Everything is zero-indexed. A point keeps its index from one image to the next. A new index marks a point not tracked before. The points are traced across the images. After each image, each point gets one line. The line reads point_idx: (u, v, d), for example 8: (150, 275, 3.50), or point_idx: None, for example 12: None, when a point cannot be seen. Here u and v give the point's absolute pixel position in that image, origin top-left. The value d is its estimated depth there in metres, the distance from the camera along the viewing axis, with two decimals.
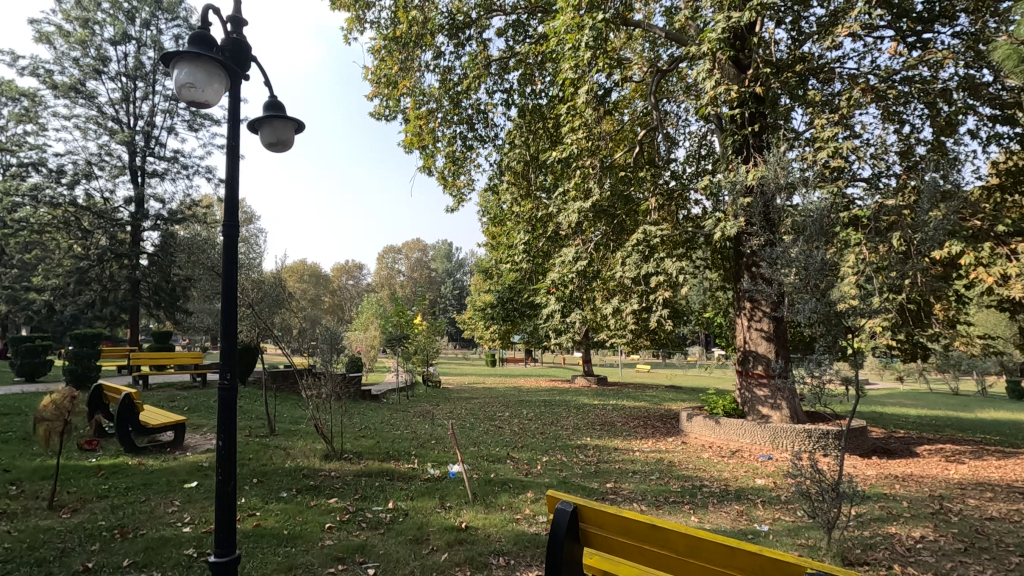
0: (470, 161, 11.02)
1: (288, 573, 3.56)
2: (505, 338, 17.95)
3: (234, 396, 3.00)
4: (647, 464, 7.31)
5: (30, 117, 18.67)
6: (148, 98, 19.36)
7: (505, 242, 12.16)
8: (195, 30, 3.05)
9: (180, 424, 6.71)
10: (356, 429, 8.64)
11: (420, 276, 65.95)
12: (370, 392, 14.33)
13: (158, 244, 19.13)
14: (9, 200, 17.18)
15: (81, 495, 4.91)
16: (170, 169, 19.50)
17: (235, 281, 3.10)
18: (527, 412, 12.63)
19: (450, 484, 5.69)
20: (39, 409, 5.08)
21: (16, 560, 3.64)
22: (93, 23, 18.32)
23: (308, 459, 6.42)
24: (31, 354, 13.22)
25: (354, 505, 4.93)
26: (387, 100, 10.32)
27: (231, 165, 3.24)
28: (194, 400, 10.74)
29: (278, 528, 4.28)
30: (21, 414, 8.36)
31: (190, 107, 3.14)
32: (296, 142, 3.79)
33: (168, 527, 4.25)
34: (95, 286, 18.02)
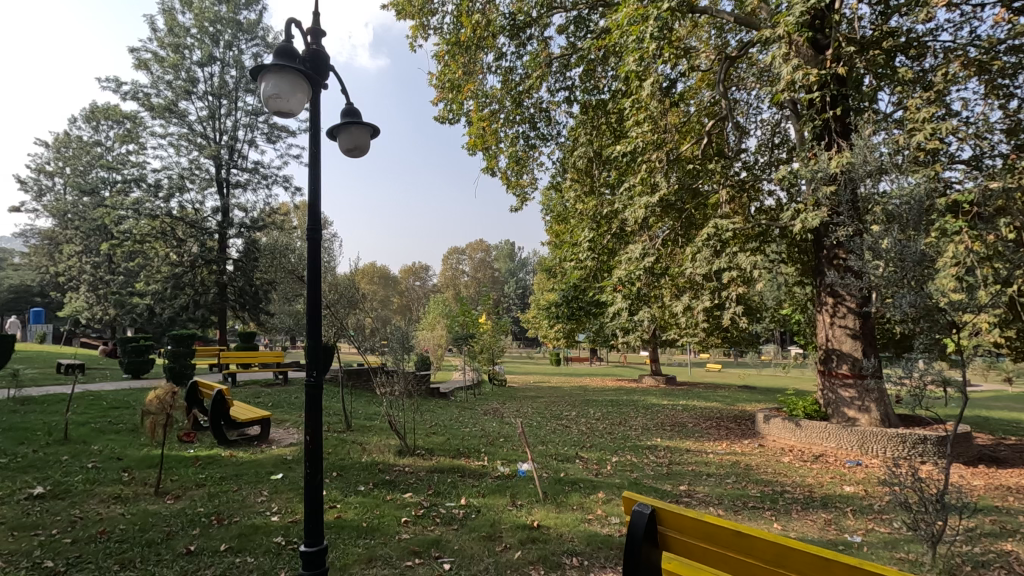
0: (533, 160, 11.01)
1: (369, 564, 3.69)
2: (570, 337, 17.79)
3: (320, 392, 3.13)
4: (723, 468, 7.01)
5: (132, 137, 20.46)
6: (232, 114, 20.73)
7: (569, 241, 12.06)
8: (279, 43, 3.21)
9: (266, 419, 7.13)
10: (427, 426, 8.86)
11: (483, 276, 66.82)
12: (439, 391, 14.64)
13: (242, 250, 20.46)
14: (116, 214, 18.95)
15: (182, 484, 5.32)
16: (252, 179, 20.79)
17: (318, 282, 3.23)
18: (595, 412, 12.47)
19: (520, 482, 5.71)
20: (146, 403, 5.56)
21: (130, 541, 3.99)
22: (183, 47, 19.87)
23: (383, 455, 6.65)
24: (137, 353, 14.52)
25: (428, 500, 5.06)
26: (451, 104, 10.50)
27: (312, 170, 3.38)
28: (277, 396, 11.39)
29: (358, 520, 4.45)
30: (129, 409, 9.16)
31: (275, 117, 3.31)
32: (372, 147, 3.89)
33: (259, 516, 4.53)
34: (188, 291, 19.49)
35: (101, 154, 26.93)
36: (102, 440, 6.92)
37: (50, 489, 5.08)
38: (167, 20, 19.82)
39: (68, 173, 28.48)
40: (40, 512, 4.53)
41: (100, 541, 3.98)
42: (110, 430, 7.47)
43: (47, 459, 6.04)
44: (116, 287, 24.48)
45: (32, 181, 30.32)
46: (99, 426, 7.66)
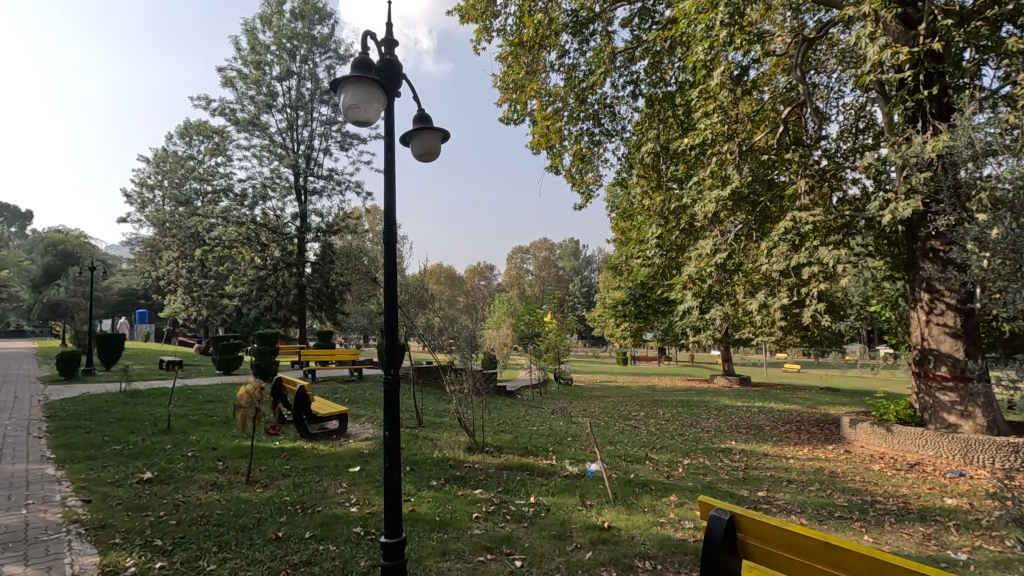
0: (598, 157, 10.87)
1: (443, 557, 3.79)
2: (637, 336, 17.42)
3: (397, 390, 3.24)
4: (805, 474, 6.63)
5: (220, 150, 22.04)
6: (308, 124, 21.87)
7: (636, 238, 11.82)
8: (356, 56, 3.36)
9: (343, 414, 7.48)
10: (495, 424, 8.99)
11: (547, 275, 66.78)
12: (506, 389, 14.78)
13: (319, 253, 21.55)
14: (208, 222, 20.49)
15: (270, 474, 5.68)
16: (327, 185, 21.85)
17: (394, 282, 3.35)
18: (664, 412, 12.17)
19: (589, 482, 5.67)
20: (237, 398, 5.99)
21: (226, 524, 4.32)
22: (264, 64, 21.17)
23: (453, 451, 6.80)
24: (227, 351, 15.61)
25: (499, 497, 5.12)
26: (515, 104, 10.55)
27: (388, 176, 3.50)
28: (353, 392, 11.92)
29: (431, 514, 4.58)
30: (221, 402, 9.89)
31: (353, 126, 3.45)
32: (443, 151, 3.97)
33: (339, 506, 4.78)
34: (271, 292, 20.79)
35: (194, 167, 29.23)
36: (199, 431, 7.52)
37: (157, 474, 5.59)
38: (250, 40, 21.21)
39: (166, 186, 31.13)
40: (149, 495, 5.00)
41: (201, 523, 4.34)
42: (207, 422, 8.10)
43: (153, 447, 6.65)
44: (208, 290, 26.50)
45: (136, 194, 33.37)
46: (197, 418, 8.34)
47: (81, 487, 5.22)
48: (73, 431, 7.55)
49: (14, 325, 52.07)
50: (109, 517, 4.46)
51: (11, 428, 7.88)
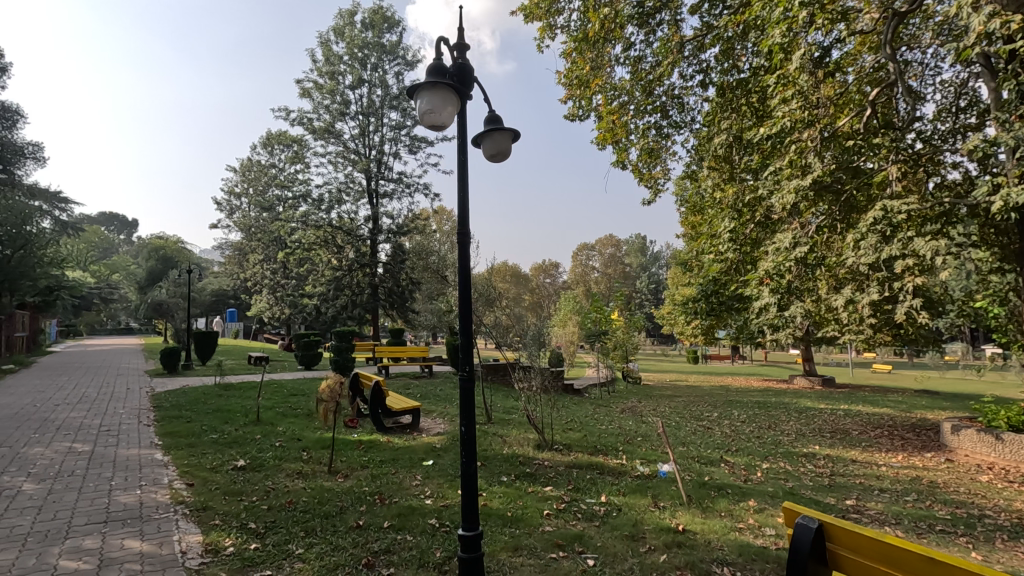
0: (666, 150, 10.57)
1: (515, 552, 3.83)
2: (709, 333, 16.81)
3: (473, 386, 3.31)
4: (899, 483, 6.16)
5: (299, 158, 23.32)
6: (379, 130, 22.71)
7: (707, 233, 11.41)
8: (430, 62, 3.47)
9: (416, 409, 7.72)
10: (564, 422, 8.96)
11: (613, 272, 65.70)
12: (573, 388, 14.70)
13: (390, 254, 22.35)
14: (289, 226, 21.74)
15: (350, 465, 5.97)
16: (397, 188, 22.60)
17: (468, 283, 3.41)
18: (740, 413, 11.67)
19: (662, 483, 5.55)
20: (319, 392, 6.35)
21: (312, 511, 4.59)
22: (338, 74, 22.18)
23: (523, 448, 6.87)
24: (308, 348, 16.49)
25: (569, 495, 5.12)
26: (580, 100, 10.46)
27: (461, 178, 3.59)
28: (425, 389, 12.27)
29: (503, 509, 4.64)
30: (303, 396, 10.47)
31: (429, 131, 3.55)
32: (513, 151, 3.99)
33: (414, 498, 4.95)
34: (347, 292, 21.80)
35: (276, 175, 31.10)
36: (285, 423, 8.02)
37: (248, 462, 6.01)
38: (324, 52, 22.30)
39: (251, 194, 33.36)
40: (243, 481, 5.38)
41: (289, 510, 4.63)
42: (291, 415, 8.63)
43: (245, 436, 7.15)
44: (290, 290, 28.14)
45: (226, 202, 35.99)
46: (282, 410, 8.89)
47: (185, 472, 5.70)
48: (177, 420, 8.28)
49: (125, 324, 57.63)
50: (209, 501, 4.85)
51: (125, 416, 8.75)
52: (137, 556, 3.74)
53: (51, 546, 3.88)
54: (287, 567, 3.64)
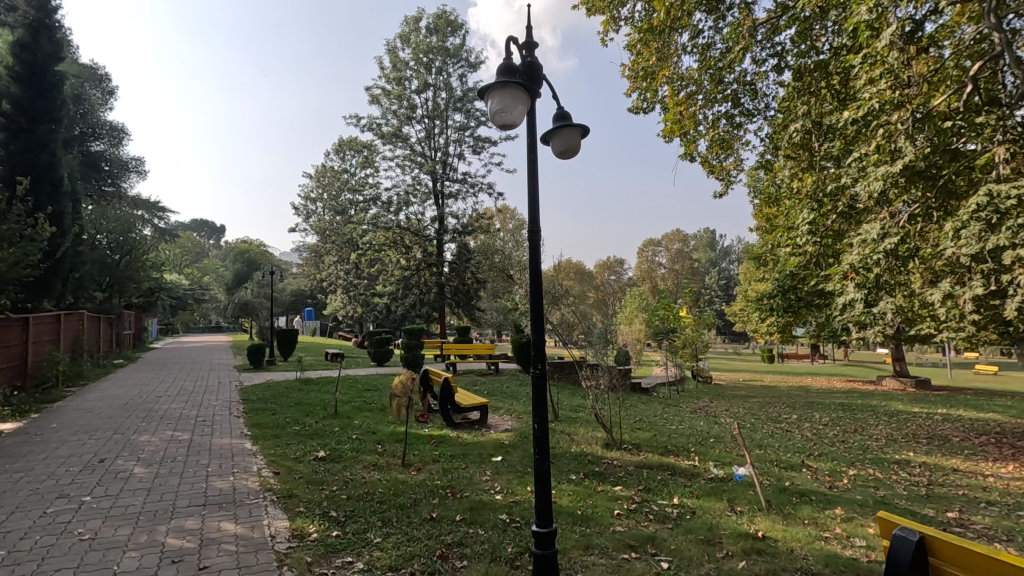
0: (738, 140, 10.13)
1: (586, 551, 3.81)
2: (786, 331, 15.98)
3: (545, 383, 3.32)
4: (1009, 496, 5.59)
5: (369, 162, 24.25)
6: (444, 132, 23.21)
7: (785, 225, 10.82)
8: (501, 62, 3.50)
9: (484, 406, 7.84)
10: (632, 421, 8.80)
11: (681, 268, 63.73)
12: (641, 386, 14.42)
13: (455, 253, 22.79)
14: (361, 228, 22.66)
15: (422, 458, 6.16)
16: (462, 188, 23.01)
17: (539, 281, 3.42)
18: (822, 416, 11.01)
19: (738, 487, 5.33)
20: (392, 387, 6.60)
21: (388, 502, 4.77)
22: (405, 79, 22.85)
23: (591, 446, 6.81)
24: (380, 345, 17.12)
25: (640, 496, 5.02)
26: (645, 92, 10.23)
27: (532, 176, 3.60)
28: (492, 386, 12.45)
29: (573, 507, 4.63)
30: (377, 391, 10.91)
31: (499, 130, 3.58)
32: (583, 147, 3.95)
33: (484, 493, 5.03)
34: (415, 291, 22.46)
35: (348, 179, 32.51)
36: (360, 416, 8.39)
37: (328, 453, 6.33)
38: (392, 59, 23.04)
39: (326, 198, 35.06)
40: (324, 471, 5.68)
41: (367, 499, 4.84)
42: (366, 409, 9.01)
43: (325, 429, 7.55)
44: (362, 289, 29.33)
45: (302, 207, 37.97)
46: (358, 405, 9.31)
47: (272, 461, 6.10)
48: (263, 412, 8.86)
49: (214, 321, 62.20)
50: (294, 488, 5.15)
51: (219, 408, 9.45)
52: (232, 537, 4.03)
53: (158, 524, 4.27)
54: (366, 554, 3.80)
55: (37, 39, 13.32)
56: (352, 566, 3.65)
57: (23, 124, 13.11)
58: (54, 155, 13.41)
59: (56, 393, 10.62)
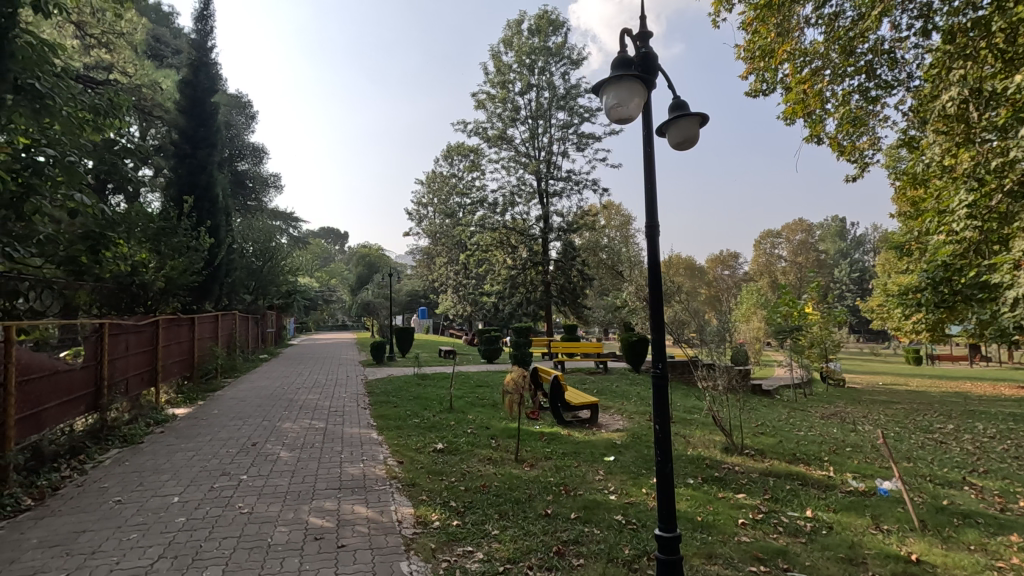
0: (874, 116, 9.07)
1: (709, 560, 3.64)
2: (938, 329, 14.06)
3: (666, 385, 3.22)
4: None
5: (476, 166, 25.03)
6: (548, 131, 23.33)
7: (935, 209, 9.53)
8: (615, 56, 3.44)
9: (595, 405, 7.79)
10: (754, 425, 8.25)
11: (806, 260, 58.54)
12: (761, 388, 13.49)
13: (561, 251, 22.84)
14: (469, 230, 23.43)
15: (534, 455, 6.25)
16: (567, 186, 22.98)
17: (658, 279, 3.33)
18: (986, 427, 9.56)
19: (883, 502, 4.79)
20: (505, 384, 6.79)
21: (504, 496, 4.89)
22: (508, 83, 23.28)
23: (709, 450, 6.50)
24: (490, 342, 17.55)
25: (766, 505, 4.69)
26: (763, 73, 9.54)
27: (648, 171, 3.50)
28: (601, 385, 12.30)
29: (691, 513, 4.44)
30: (488, 388, 11.24)
31: (614, 125, 3.54)
32: (702, 137, 3.77)
33: (598, 492, 4.99)
34: (522, 290, 22.80)
35: (456, 184, 33.82)
36: (474, 411, 8.71)
37: (445, 445, 6.64)
38: (496, 63, 23.58)
39: (436, 203, 36.74)
40: (443, 463, 5.96)
41: (484, 492, 5.01)
42: (479, 404, 9.33)
43: (441, 422, 7.92)
44: (471, 289, 30.38)
45: (415, 212, 40.11)
46: (470, 400, 9.68)
47: (396, 450, 6.52)
48: (386, 405, 9.49)
49: (340, 321, 67.69)
50: (417, 478, 5.46)
51: (348, 400, 10.27)
52: (364, 520, 4.37)
53: (303, 504, 4.75)
54: (485, 545, 3.93)
55: (197, 75, 15.27)
56: (472, 556, 3.79)
57: (187, 150, 15.12)
58: (211, 175, 15.45)
59: (216, 383, 12.19)
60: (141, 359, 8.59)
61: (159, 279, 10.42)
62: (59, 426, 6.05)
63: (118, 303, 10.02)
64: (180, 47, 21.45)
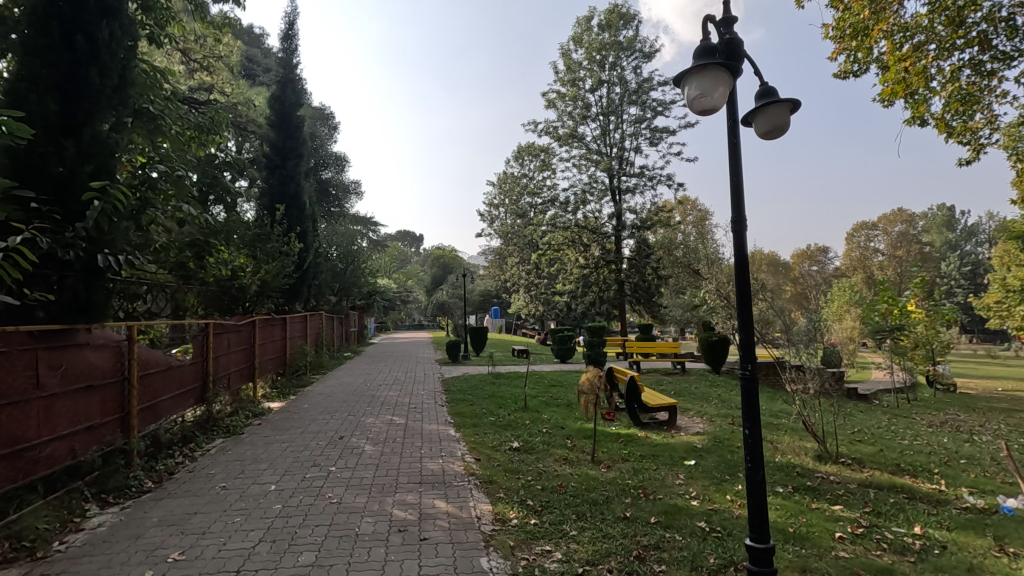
0: (990, 92, 8.14)
1: (803, 573, 3.42)
2: None
3: (756, 387, 3.07)
4: None
5: (547, 165, 25.03)
6: (619, 127, 22.91)
7: None
8: (697, 45, 3.31)
9: (674, 406, 7.55)
10: (850, 433, 7.69)
11: (906, 254, 53.78)
12: (857, 392, 12.54)
13: (634, 249, 22.40)
14: (540, 230, 23.43)
15: (611, 456, 6.15)
16: (640, 182, 22.46)
17: (745, 277, 3.19)
18: None
19: (1008, 523, 4.30)
20: (580, 384, 6.74)
21: (581, 496, 4.85)
22: (579, 80, 23.09)
23: (800, 457, 6.11)
24: (563, 342, 17.50)
25: (867, 519, 4.34)
26: (855, 53, 8.84)
27: (734, 163, 3.35)
28: (679, 386, 11.92)
29: (782, 523, 4.20)
30: (562, 387, 11.22)
31: (697, 116, 3.41)
32: (793, 124, 3.55)
33: (679, 497, 4.83)
34: (595, 289, 22.57)
35: (527, 184, 33.98)
36: (549, 411, 8.71)
37: (521, 444, 6.69)
38: (565, 62, 23.46)
39: (508, 204, 37.13)
40: (519, 461, 6.01)
41: (561, 492, 4.99)
42: (553, 404, 9.33)
43: (517, 421, 7.99)
44: (543, 289, 30.42)
45: (487, 213, 40.73)
46: (545, 399, 9.70)
47: (474, 447, 6.65)
48: (462, 403, 9.70)
49: (417, 321, 70.16)
50: (494, 475, 5.54)
51: (426, 397, 10.62)
52: (445, 514, 4.49)
53: (387, 496, 4.96)
54: (563, 546, 3.92)
55: (285, 90, 16.36)
56: (551, 555, 3.79)
57: (278, 161, 16.20)
58: (299, 184, 16.46)
59: (306, 379, 12.99)
60: (240, 357, 9.30)
61: (255, 282, 11.26)
62: (173, 416, 6.67)
63: (221, 305, 10.88)
64: (270, 66, 23.08)
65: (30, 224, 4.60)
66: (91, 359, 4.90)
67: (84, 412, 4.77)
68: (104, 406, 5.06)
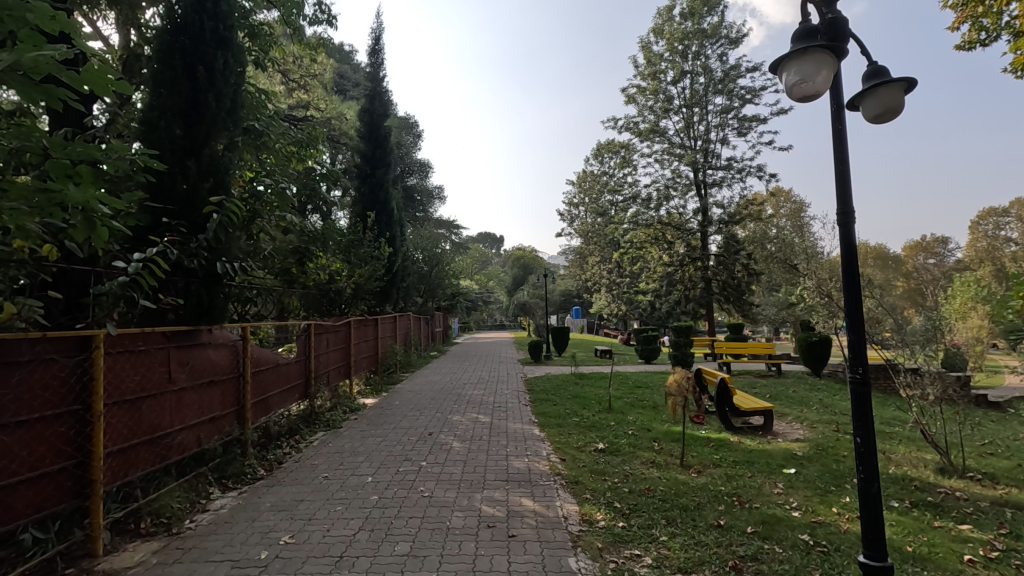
0: None
1: None
2: None
3: (868, 393, 2.84)
4: None
5: (627, 162, 24.53)
6: (704, 119, 22.00)
7: None
8: (797, 27, 3.11)
9: (769, 411, 7.10)
10: (979, 445, 6.89)
11: None
12: (987, 399, 11.21)
13: (722, 245, 21.42)
14: (621, 228, 22.96)
15: (701, 461, 5.92)
16: (727, 175, 21.43)
17: (854, 273, 2.96)
18: None
19: None
20: (668, 385, 6.51)
21: (671, 501, 4.71)
22: (660, 73, 22.43)
23: (918, 469, 5.56)
24: (648, 342, 17.05)
25: (1003, 542, 3.87)
26: (980, 20, 7.90)
27: (840, 150, 3.13)
28: (775, 388, 11.25)
29: (900, 542, 3.84)
30: (647, 389, 10.95)
31: (798, 103, 3.21)
32: (907, 105, 3.26)
33: (778, 507, 4.56)
34: (680, 287, 21.83)
35: (608, 182, 33.47)
36: (634, 413, 8.54)
37: (606, 446, 6.59)
38: (646, 55, 22.89)
39: (588, 203, 36.77)
40: (605, 463, 5.93)
41: (649, 496, 4.88)
42: (639, 405, 9.13)
43: (602, 422, 7.90)
44: (625, 288, 29.86)
45: (567, 213, 40.56)
46: (630, 401, 9.52)
47: (558, 448, 6.64)
48: (546, 403, 9.73)
49: (499, 321, 71.27)
50: (580, 476, 5.52)
51: (510, 396, 10.76)
52: (532, 512, 4.53)
53: (476, 492, 5.08)
54: (654, 550, 3.83)
55: (374, 103, 17.28)
56: (641, 560, 3.72)
57: (368, 171, 17.12)
58: (388, 192, 17.27)
59: (396, 377, 13.59)
60: (338, 355, 9.91)
61: (349, 285, 11.95)
62: (281, 410, 7.23)
63: (320, 307, 11.65)
64: (359, 81, 24.45)
65: (162, 237, 5.18)
66: (213, 356, 5.42)
67: (207, 404, 5.28)
68: (223, 399, 5.58)
